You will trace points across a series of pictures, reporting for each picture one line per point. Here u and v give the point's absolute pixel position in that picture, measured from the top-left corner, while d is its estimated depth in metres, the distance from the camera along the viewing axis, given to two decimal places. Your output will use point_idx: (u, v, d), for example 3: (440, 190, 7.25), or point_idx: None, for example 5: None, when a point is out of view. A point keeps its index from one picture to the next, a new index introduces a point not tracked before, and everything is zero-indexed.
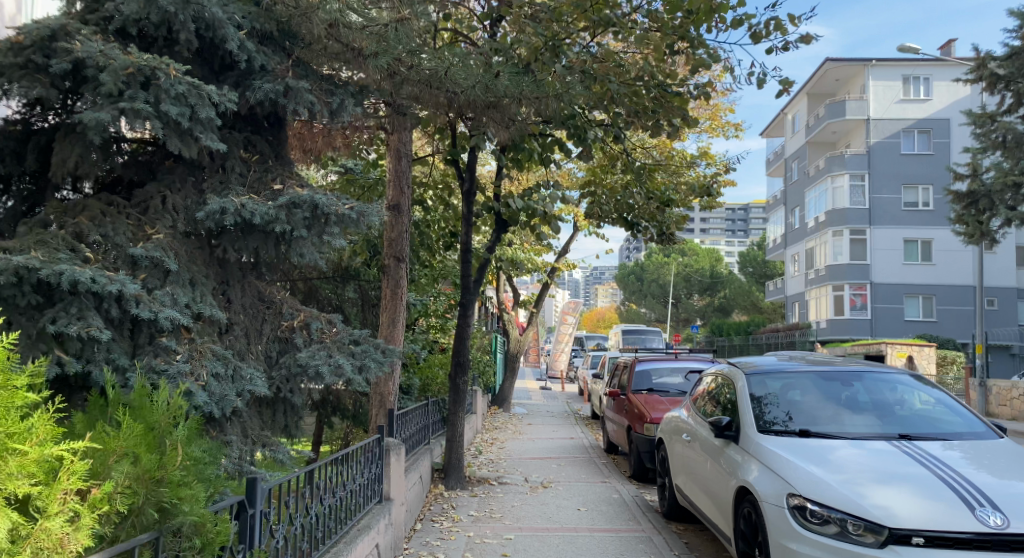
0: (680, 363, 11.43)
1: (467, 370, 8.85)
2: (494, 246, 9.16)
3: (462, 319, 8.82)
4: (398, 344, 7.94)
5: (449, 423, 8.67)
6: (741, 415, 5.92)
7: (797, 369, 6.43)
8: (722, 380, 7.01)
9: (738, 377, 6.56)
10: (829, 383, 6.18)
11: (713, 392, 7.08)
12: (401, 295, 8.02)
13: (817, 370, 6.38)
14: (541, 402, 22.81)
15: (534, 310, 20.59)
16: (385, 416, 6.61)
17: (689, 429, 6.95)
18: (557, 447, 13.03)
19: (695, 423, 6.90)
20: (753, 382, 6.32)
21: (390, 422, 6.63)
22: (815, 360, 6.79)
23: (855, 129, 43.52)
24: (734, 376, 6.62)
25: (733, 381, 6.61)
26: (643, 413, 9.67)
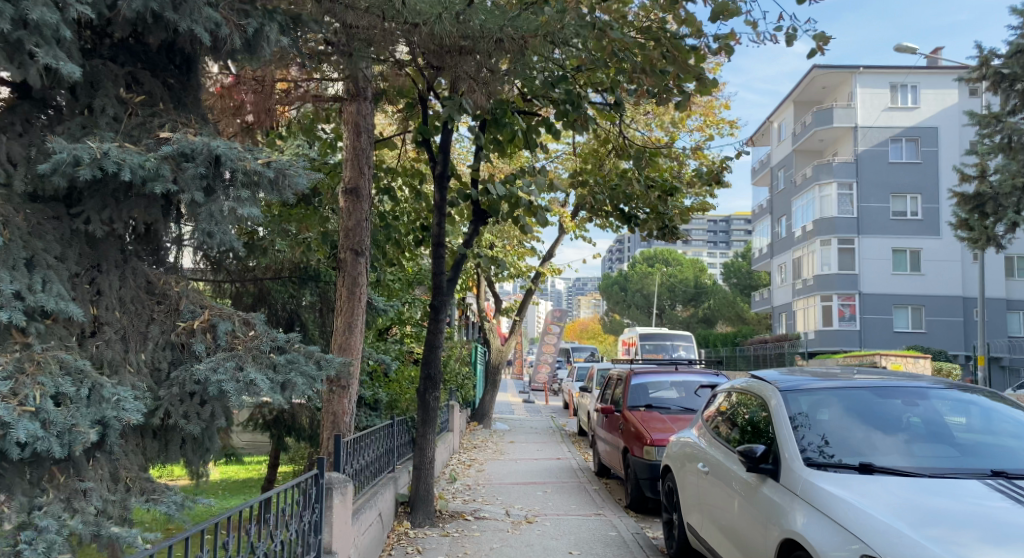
0: (680, 376, 10.28)
1: (439, 385, 7.55)
2: (472, 241, 7.98)
3: (433, 326, 7.56)
4: (353, 359, 6.73)
5: (417, 447, 7.43)
6: (779, 441, 4.73)
7: (844, 384, 5.23)
8: (746, 397, 5.82)
9: (768, 392, 5.40)
10: (886, 401, 4.99)
11: (735, 411, 5.89)
12: (360, 295, 6.81)
13: (870, 385, 5.18)
14: (525, 417, 21.56)
15: (518, 319, 19.38)
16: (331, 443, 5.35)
17: (707, 458, 5.74)
18: (543, 469, 11.75)
19: (714, 450, 5.69)
20: (788, 397, 5.13)
21: (339, 452, 5.38)
22: (859, 374, 5.62)
23: (842, 137, 42.94)
24: (765, 392, 5.43)
25: (762, 397, 5.45)
26: (642, 434, 8.49)
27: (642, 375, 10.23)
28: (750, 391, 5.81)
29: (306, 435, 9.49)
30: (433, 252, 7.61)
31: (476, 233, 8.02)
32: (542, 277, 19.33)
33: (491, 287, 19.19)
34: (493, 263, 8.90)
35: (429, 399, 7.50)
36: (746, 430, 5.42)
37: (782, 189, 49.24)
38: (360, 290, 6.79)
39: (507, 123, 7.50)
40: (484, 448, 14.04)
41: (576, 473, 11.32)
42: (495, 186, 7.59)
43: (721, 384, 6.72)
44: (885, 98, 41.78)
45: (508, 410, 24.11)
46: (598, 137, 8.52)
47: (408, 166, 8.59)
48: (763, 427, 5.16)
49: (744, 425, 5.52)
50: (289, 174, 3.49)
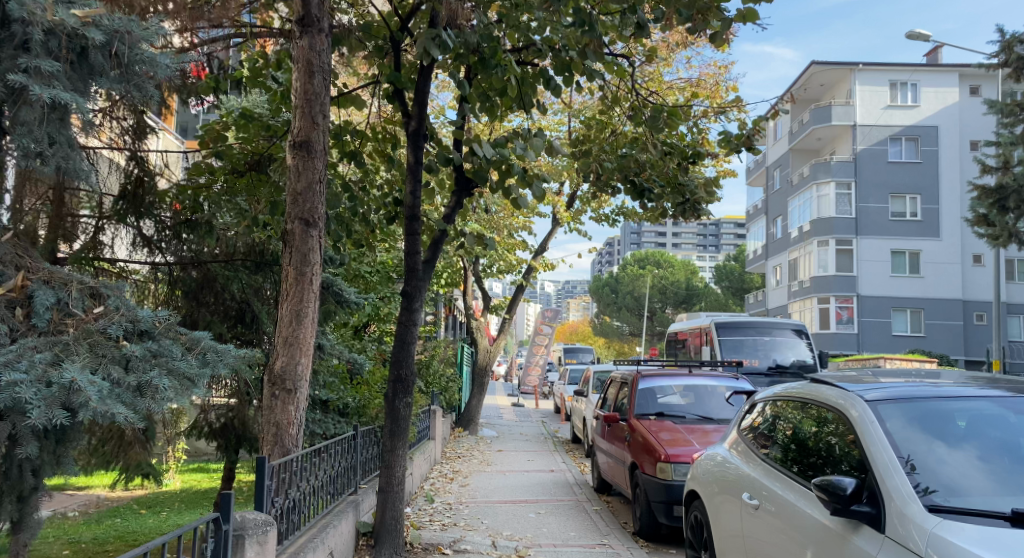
0: (692, 379, 8.97)
1: (412, 389, 6.12)
2: (454, 216, 6.60)
3: (404, 318, 6.17)
4: (300, 358, 5.40)
5: (384, 464, 6.04)
6: (856, 464, 3.58)
7: (958, 391, 3.84)
8: (807, 410, 4.46)
9: (821, 398, 4.33)
10: (1022, 416, 3.61)
11: (793, 429, 4.52)
12: (312, 276, 5.46)
13: (997, 394, 3.79)
14: (513, 422, 20.08)
15: (508, 317, 17.99)
16: (253, 465, 3.94)
17: (756, 489, 4.41)
18: (534, 484, 10.38)
19: (768, 481, 4.35)
20: (880, 405, 3.77)
21: (265, 479, 3.95)
22: (960, 379, 4.27)
23: (841, 135, 41.96)
24: (837, 402, 4.07)
25: (813, 406, 4.40)
26: (654, 448, 7.24)
27: (649, 378, 8.89)
28: (792, 400, 4.78)
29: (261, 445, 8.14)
30: (406, 226, 6.25)
31: (459, 205, 6.64)
32: (533, 272, 17.98)
33: (479, 282, 17.80)
34: (481, 242, 7.55)
35: (398, 407, 6.07)
36: (795, 447, 4.35)
37: (779, 189, 48.15)
38: (315, 269, 5.46)
39: (496, 66, 6.14)
40: (469, 458, 12.63)
41: (572, 488, 9.98)
42: (482, 146, 6.22)
43: (764, 394, 5.36)
44: (884, 96, 40.85)
45: (495, 414, 22.62)
46: (603, 96, 7.24)
47: (379, 129, 7.33)
48: (819, 442, 4.08)
49: (790, 441, 4.47)
50: (140, 66, 4.49)
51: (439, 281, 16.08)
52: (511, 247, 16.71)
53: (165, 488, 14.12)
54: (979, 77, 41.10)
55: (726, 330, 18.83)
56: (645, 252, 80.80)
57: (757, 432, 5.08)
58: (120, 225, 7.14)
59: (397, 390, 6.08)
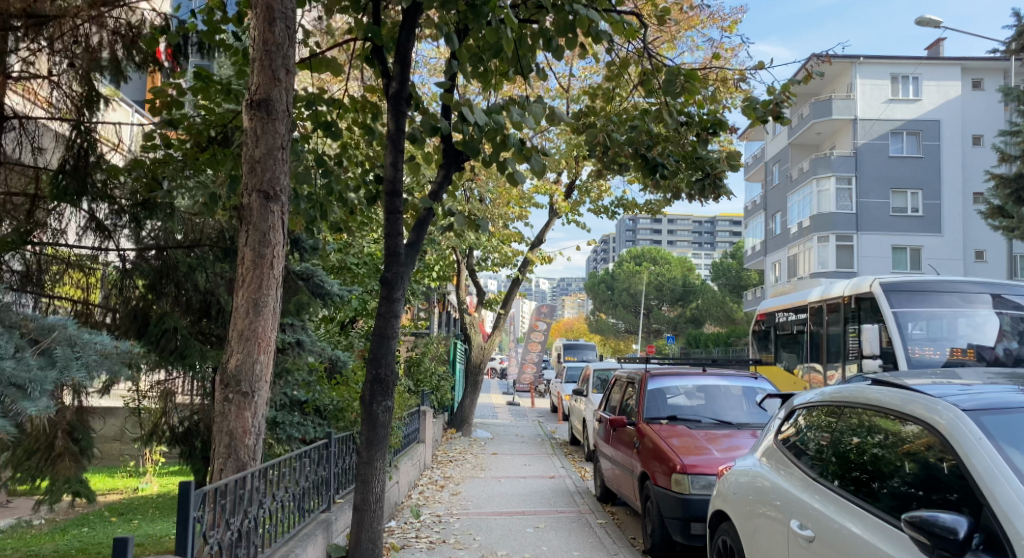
0: (706, 379, 8.18)
1: (393, 392, 5.28)
2: (441, 192, 5.77)
3: (385, 310, 5.35)
4: (259, 356, 4.58)
5: (359, 478, 5.21)
6: (918, 483, 3.27)
7: None
8: (868, 422, 3.91)
9: (864, 402, 4.00)
10: None
11: (848, 445, 3.99)
12: (273, 260, 4.65)
13: None
14: (510, 422, 19.27)
15: (503, 312, 17.19)
16: (176, 494, 3.34)
17: (806, 512, 3.89)
18: (532, 492, 9.57)
19: (821, 505, 3.82)
20: (978, 413, 3.17)
21: (186, 506, 3.37)
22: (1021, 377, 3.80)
23: (842, 130, 41.28)
24: (912, 410, 3.52)
25: (855, 410, 4.08)
26: (667, 456, 6.50)
27: (658, 377, 8.10)
28: (826, 406, 4.43)
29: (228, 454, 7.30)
30: (385, 204, 5.43)
31: (448, 180, 5.82)
32: (530, 265, 17.20)
33: (473, 276, 17.01)
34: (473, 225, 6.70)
35: (377, 412, 5.23)
36: (834, 459, 4.06)
37: (779, 184, 47.46)
38: (277, 250, 4.65)
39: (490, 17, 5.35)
40: (462, 462, 11.84)
41: (573, 497, 9.22)
42: (473, 110, 5.39)
43: (800, 399, 4.80)
44: (886, 89, 40.17)
45: (491, 414, 21.82)
46: (611, 62, 6.45)
47: (358, 97, 6.54)
48: (862, 455, 3.82)
49: (828, 451, 4.16)
50: None
51: (432, 274, 15.29)
52: (507, 240, 15.93)
53: (141, 493, 13.25)
54: (982, 70, 40.42)
55: (903, 298, 12.21)
56: (641, 248, 80.08)
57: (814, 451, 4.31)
58: (61, 206, 6.26)
59: (377, 393, 5.24)
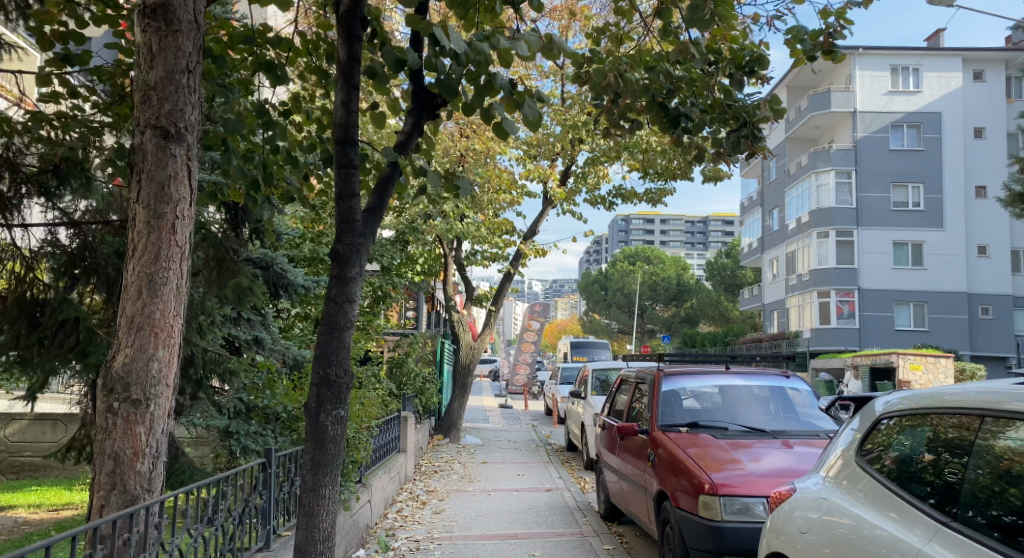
0: (729, 377, 7.00)
1: (347, 397, 4.08)
2: (410, 144, 4.59)
3: (338, 294, 4.14)
4: (157, 352, 3.37)
5: (302, 511, 4.02)
6: None
7: None
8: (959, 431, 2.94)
9: (946, 408, 3.06)
10: None
11: (931, 464, 3.02)
12: (182, 220, 3.47)
13: None
14: (501, 427, 18.06)
15: (493, 309, 16.01)
16: None
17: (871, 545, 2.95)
18: (525, 510, 8.37)
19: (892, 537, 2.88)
20: None
21: None
22: None
23: (841, 123, 40.40)
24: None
25: (934, 419, 3.14)
26: (692, 472, 5.37)
27: (674, 377, 6.91)
28: (893, 417, 3.47)
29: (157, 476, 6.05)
30: (336, 158, 4.22)
31: (419, 130, 4.65)
32: (522, 258, 16.03)
33: (461, 270, 15.83)
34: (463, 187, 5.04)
35: (325, 425, 4.01)
36: (905, 480, 3.13)
37: (776, 179, 46.47)
38: (181, 207, 3.45)
39: None
40: (448, 473, 10.64)
41: (573, 516, 8.06)
42: (449, 34, 4.18)
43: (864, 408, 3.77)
44: (886, 81, 39.23)
45: (482, 419, 20.65)
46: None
47: (312, 37, 5.35)
48: (949, 475, 2.88)
49: (894, 470, 3.24)
50: None
51: (416, 267, 14.14)
52: (496, 230, 14.76)
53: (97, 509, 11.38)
54: (984, 61, 39.39)
55: None
56: (635, 247, 79.07)
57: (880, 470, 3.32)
58: None
59: (325, 399, 4.02)
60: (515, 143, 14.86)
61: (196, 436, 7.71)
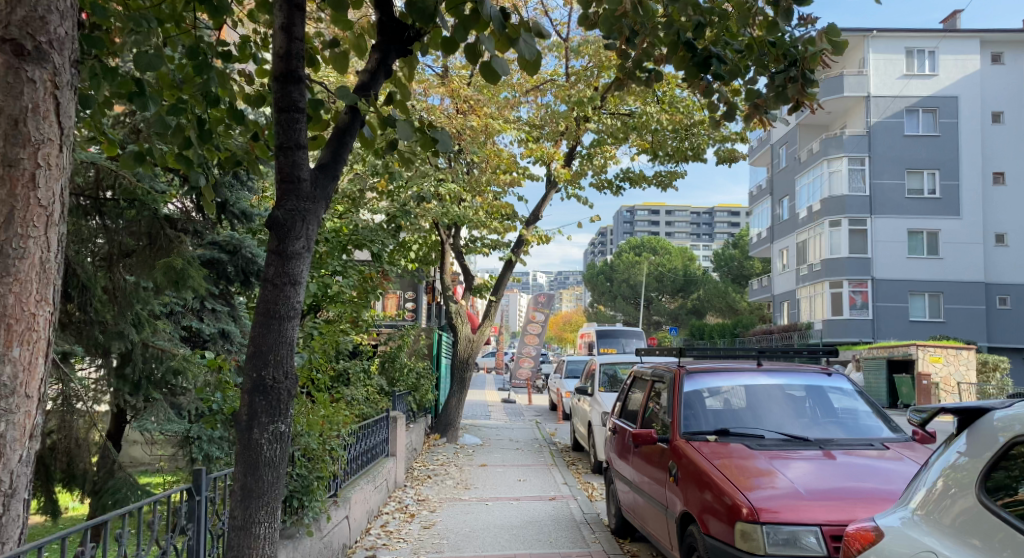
0: (763, 373, 6.02)
1: (288, 408, 3.17)
2: (374, 87, 3.67)
3: (276, 276, 3.22)
4: (10, 352, 2.41)
5: (230, 556, 3.11)
6: None
7: None
8: None
9: None
10: None
11: None
12: (47, 167, 2.52)
13: None
14: (503, 423, 17.15)
15: (493, 300, 15.09)
16: None
17: None
18: (525, 524, 7.46)
19: None
20: None
21: None
22: None
23: (853, 108, 39.24)
24: None
25: None
26: (724, 491, 4.44)
27: (697, 375, 5.93)
28: (1010, 430, 2.46)
29: (89, 493, 5.14)
30: (275, 99, 3.31)
31: (386, 70, 3.72)
32: (524, 246, 15.11)
33: (459, 259, 14.90)
34: (445, 148, 3.76)
35: (259, 444, 3.12)
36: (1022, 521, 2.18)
37: (786, 167, 45.33)
38: (47, 153, 2.51)
39: None
40: (443, 479, 9.74)
41: (579, 531, 7.16)
42: None
43: (966, 414, 2.75)
44: (900, 64, 38.07)
45: (482, 414, 19.77)
46: None
47: None
48: None
49: (1003, 507, 2.29)
50: None
51: (410, 255, 13.25)
52: (495, 215, 13.81)
53: None
54: (1002, 43, 38.16)
55: None
56: (639, 238, 77.95)
57: (987, 504, 2.35)
58: None
59: (259, 410, 3.12)
60: (516, 122, 13.89)
61: (153, 442, 6.81)
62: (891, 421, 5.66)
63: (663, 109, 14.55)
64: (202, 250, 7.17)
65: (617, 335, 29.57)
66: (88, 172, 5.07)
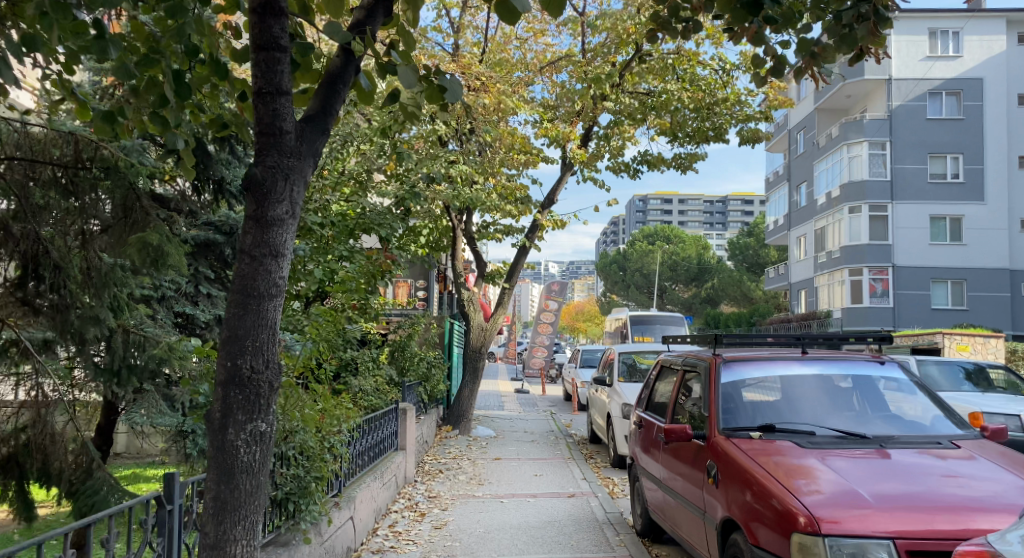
0: (807, 361, 5.44)
1: (269, 403, 2.66)
2: (370, 25, 3.21)
3: (254, 246, 2.70)
4: None
5: None
6: None
7: None
8: None
9: None
10: None
11: None
12: None
13: None
14: (517, 414, 16.62)
15: (507, 287, 14.56)
16: None
17: None
18: (544, 524, 6.94)
19: None
20: None
21: None
22: None
23: (874, 92, 38.22)
24: None
25: None
26: (775, 496, 3.89)
27: (736, 363, 5.37)
28: None
29: (63, 498, 4.62)
30: (253, 37, 2.81)
31: (385, 6, 3.27)
32: (539, 231, 14.56)
33: (471, 245, 14.37)
34: (455, 99, 3.23)
35: (234, 447, 2.61)
36: None
37: (803, 152, 44.40)
38: None
39: None
40: (455, 473, 9.25)
41: (602, 532, 6.63)
42: None
43: None
44: (923, 45, 37.02)
45: (495, 405, 19.30)
46: None
47: None
48: None
49: None
50: None
51: (420, 240, 12.73)
52: (509, 198, 13.27)
53: None
54: None
55: None
56: (653, 226, 76.97)
57: None
58: None
59: (234, 406, 2.62)
60: (531, 102, 13.31)
61: (144, 436, 6.34)
62: (955, 415, 5.07)
63: (684, 87, 13.91)
64: (196, 231, 6.67)
65: (651, 321, 27.75)
66: (66, 146, 4.62)
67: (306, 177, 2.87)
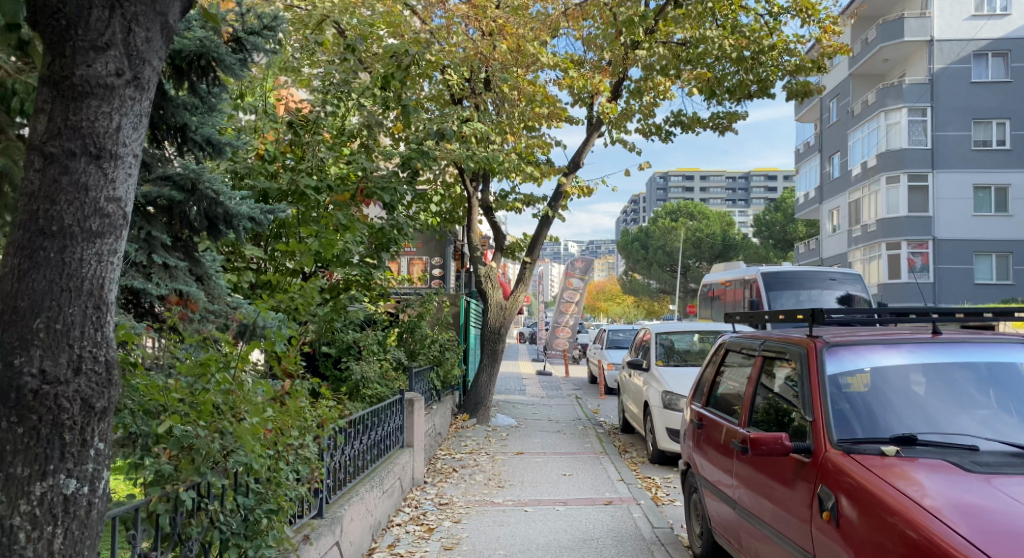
0: (945, 345, 3.96)
1: (69, 456, 2.00)
2: None
3: (50, 139, 2.08)
4: None
5: None
6: None
7: None
8: None
9: None
10: None
11: None
12: None
13: None
14: (540, 400, 15.34)
15: (528, 262, 13.20)
16: None
17: None
18: (578, 544, 5.64)
19: None
20: None
21: None
22: None
23: (914, 54, 36.03)
24: None
25: None
26: (932, 540, 2.59)
27: (846, 345, 3.99)
28: None
29: None
30: None
31: None
32: (563, 199, 13.18)
33: (489, 215, 13.01)
34: None
35: (17, 526, 1.92)
36: None
37: (837, 121, 42.37)
38: None
39: None
40: (472, 473, 8.00)
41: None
42: None
43: None
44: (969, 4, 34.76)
45: (516, 389, 18.03)
46: None
47: None
48: None
49: None
50: None
51: (431, 209, 11.41)
52: (530, 162, 11.91)
53: None
54: None
55: None
56: (676, 202, 74.87)
57: None
58: None
59: (14, 450, 1.93)
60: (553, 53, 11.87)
61: None
62: None
63: (726, 35, 12.35)
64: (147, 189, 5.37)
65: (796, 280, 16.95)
66: None
67: (160, 23, 2.27)
